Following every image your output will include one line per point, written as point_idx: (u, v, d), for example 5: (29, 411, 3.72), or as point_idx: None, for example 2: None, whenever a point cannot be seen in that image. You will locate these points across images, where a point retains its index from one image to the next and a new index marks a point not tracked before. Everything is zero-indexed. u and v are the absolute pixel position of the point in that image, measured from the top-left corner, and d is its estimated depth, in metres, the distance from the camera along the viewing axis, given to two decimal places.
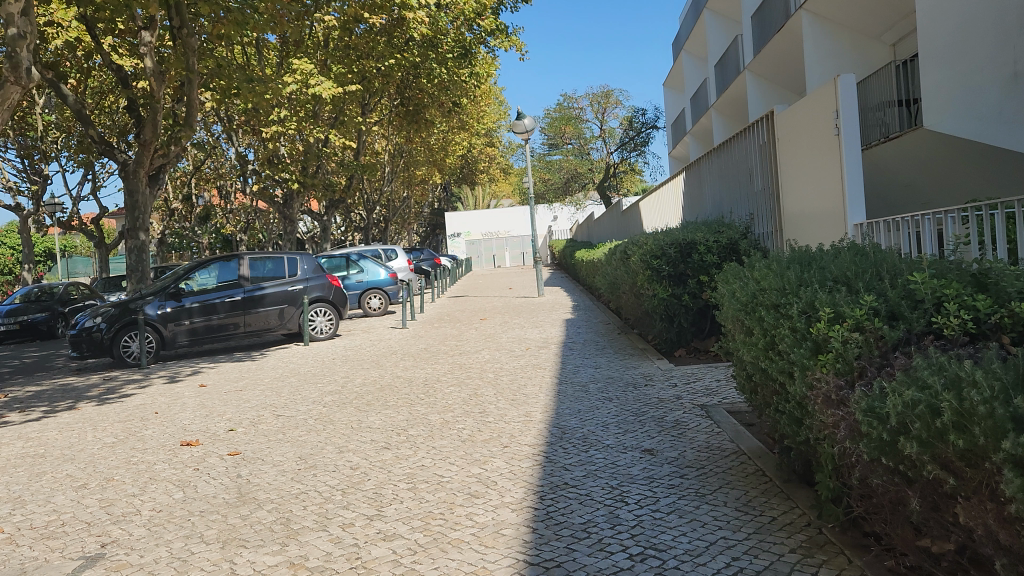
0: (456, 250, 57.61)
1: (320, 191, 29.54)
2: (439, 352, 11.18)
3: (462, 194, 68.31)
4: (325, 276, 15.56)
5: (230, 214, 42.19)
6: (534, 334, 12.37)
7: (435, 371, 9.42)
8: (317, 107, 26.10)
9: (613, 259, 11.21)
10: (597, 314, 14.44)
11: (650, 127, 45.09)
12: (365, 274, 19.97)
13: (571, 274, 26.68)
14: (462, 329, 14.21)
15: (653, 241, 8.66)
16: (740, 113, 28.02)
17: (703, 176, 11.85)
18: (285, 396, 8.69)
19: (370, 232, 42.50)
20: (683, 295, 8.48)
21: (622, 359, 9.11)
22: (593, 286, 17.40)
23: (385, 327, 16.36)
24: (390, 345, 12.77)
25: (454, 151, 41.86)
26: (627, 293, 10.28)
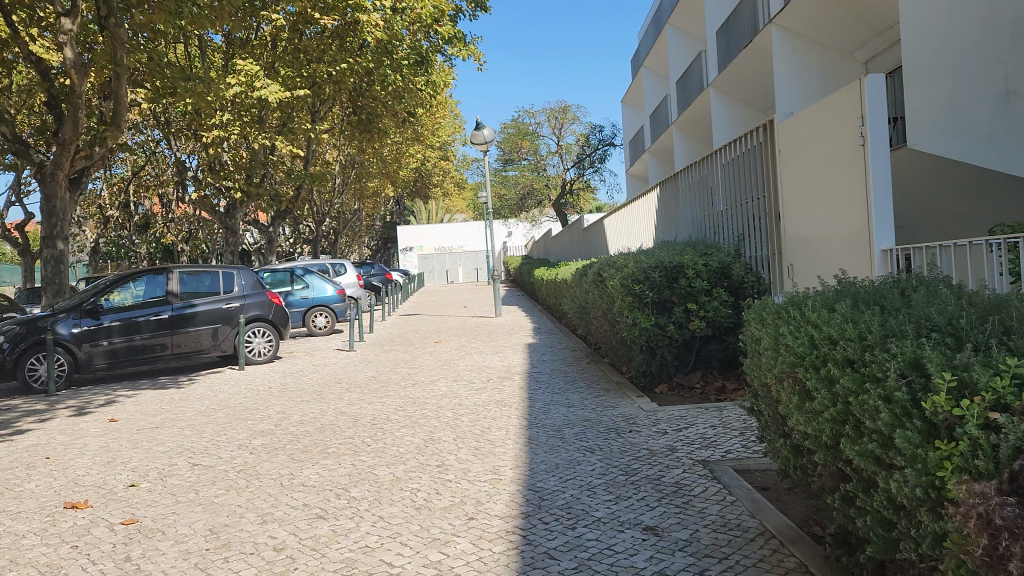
0: (409, 264, 56.26)
1: (266, 201, 28.00)
2: (389, 381, 10.00)
3: (415, 208, 67.06)
4: (265, 292, 14.13)
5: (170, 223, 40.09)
6: (494, 362, 11.27)
7: (384, 407, 8.25)
8: (264, 113, 24.66)
9: (583, 279, 10.20)
10: (561, 339, 13.43)
11: (607, 144, 44.70)
12: (310, 291, 18.64)
13: (528, 292, 25.71)
14: (415, 354, 13.04)
15: (634, 262, 7.68)
16: (701, 131, 27.56)
17: (681, 194, 11.00)
18: (206, 438, 7.40)
19: (318, 245, 40.87)
20: (668, 325, 7.50)
21: (597, 394, 8.09)
22: (555, 307, 16.38)
23: (331, 350, 15.06)
24: (335, 372, 11.53)
25: (407, 163, 40.65)
26: (599, 316, 9.28)
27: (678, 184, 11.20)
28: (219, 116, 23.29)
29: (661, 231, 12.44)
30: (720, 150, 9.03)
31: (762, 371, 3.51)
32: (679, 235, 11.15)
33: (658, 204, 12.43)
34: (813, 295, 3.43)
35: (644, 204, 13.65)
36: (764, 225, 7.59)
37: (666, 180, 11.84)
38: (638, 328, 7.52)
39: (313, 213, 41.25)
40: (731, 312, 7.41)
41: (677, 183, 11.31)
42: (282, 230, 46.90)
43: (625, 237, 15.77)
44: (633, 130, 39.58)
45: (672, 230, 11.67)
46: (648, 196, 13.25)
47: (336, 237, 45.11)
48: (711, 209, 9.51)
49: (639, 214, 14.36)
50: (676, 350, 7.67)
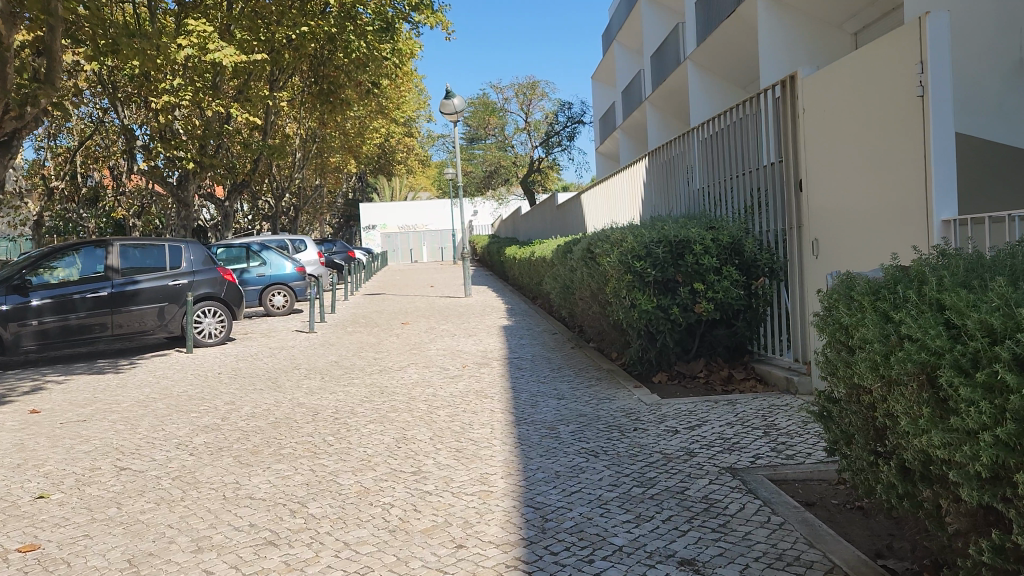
0: (371, 243, 54.83)
1: (222, 173, 26.52)
2: (353, 367, 9.01)
3: (379, 184, 65.47)
4: (216, 268, 12.82)
5: (120, 196, 38.15)
6: (468, 345, 10.36)
7: (349, 397, 7.29)
8: (218, 78, 23.14)
9: (569, 255, 9.34)
10: (538, 321, 12.56)
11: (576, 122, 43.86)
12: (267, 268, 17.47)
13: (497, 272, 24.80)
14: (380, 336, 12.05)
15: (633, 237, 6.85)
16: (675, 107, 26.86)
17: (674, 165, 10.21)
18: (139, 436, 6.36)
19: (277, 221, 39.28)
20: (671, 307, 6.68)
21: (588, 383, 7.25)
22: (530, 287, 15.50)
23: (288, 331, 13.98)
24: (293, 356, 10.50)
25: (371, 138, 39.21)
26: (588, 296, 8.43)
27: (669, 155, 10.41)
28: (170, 79, 21.78)
29: (649, 206, 11.68)
30: (721, 115, 8.23)
31: (857, 372, 2.69)
32: (671, 211, 10.39)
33: (647, 178, 11.65)
34: (924, 268, 2.60)
35: (630, 176, 12.86)
36: (777, 196, 6.80)
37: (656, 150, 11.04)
38: (638, 311, 6.71)
39: (272, 188, 39.65)
40: (742, 293, 6.62)
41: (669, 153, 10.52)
42: (239, 205, 45.11)
43: (607, 213, 14.98)
44: (603, 107, 38.77)
45: (663, 204, 10.91)
46: (634, 168, 12.46)
47: (296, 214, 43.52)
48: (709, 180, 8.71)
49: (623, 189, 13.57)
50: (677, 335, 6.88)
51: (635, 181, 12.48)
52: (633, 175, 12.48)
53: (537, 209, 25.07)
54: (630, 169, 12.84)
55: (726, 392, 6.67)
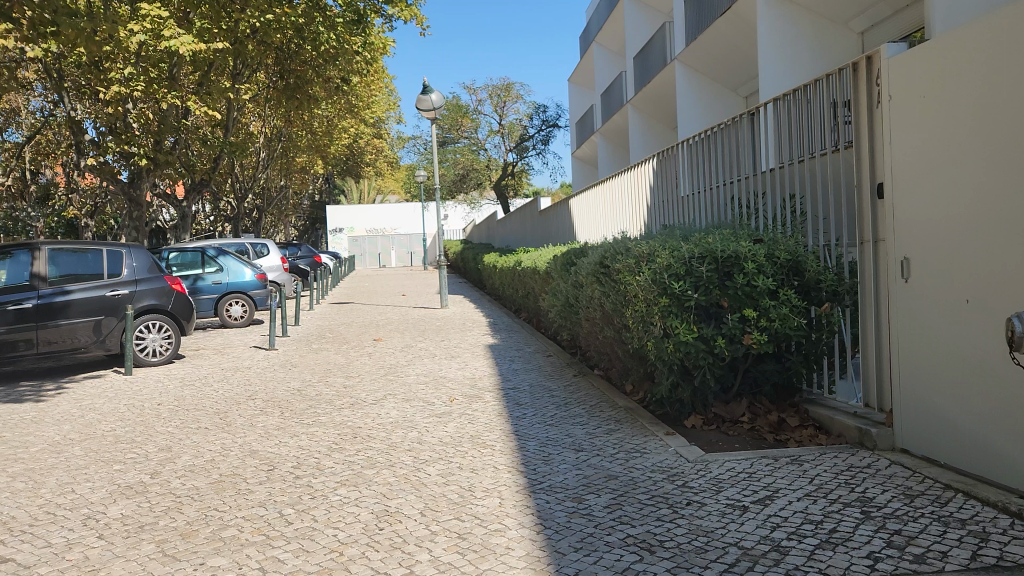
0: (338, 247, 53.10)
1: (178, 171, 24.72)
2: (320, 399, 7.60)
3: (346, 186, 63.69)
4: (163, 277, 11.06)
5: (71, 195, 35.91)
6: (454, 370, 9.00)
7: (314, 445, 5.90)
8: (176, 69, 21.43)
9: (573, 269, 8.09)
10: (528, 339, 11.26)
11: (551, 126, 42.74)
12: (225, 275, 15.89)
13: (474, 280, 23.50)
14: (351, 356, 10.63)
15: (668, 251, 5.63)
16: (658, 110, 25.87)
17: (720, 157, 9.10)
18: (38, 501, 4.87)
19: (240, 223, 37.40)
20: (716, 338, 5.44)
21: (607, 428, 5.98)
22: (516, 299, 14.20)
23: (245, 347, 12.47)
24: (251, 381, 9.05)
25: (340, 137, 37.57)
26: (601, 319, 7.18)
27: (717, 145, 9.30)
28: (122, 68, 20.00)
29: (683, 207, 10.56)
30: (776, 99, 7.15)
31: None
32: (716, 213, 9.26)
33: (683, 174, 10.56)
34: None
35: (653, 172, 11.73)
36: (845, 204, 5.61)
37: (699, 140, 9.94)
38: (673, 342, 5.48)
39: (233, 189, 37.75)
40: (803, 321, 5.38)
41: (715, 144, 9.44)
42: (200, 205, 43.01)
43: (611, 214, 13.79)
44: (580, 111, 37.70)
45: (703, 205, 9.81)
46: (662, 161, 11.35)
47: (260, 216, 41.60)
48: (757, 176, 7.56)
49: (638, 187, 12.44)
50: (718, 372, 5.67)
51: (662, 177, 11.36)
52: (662, 170, 11.39)
53: (516, 213, 23.78)
54: (653, 164, 11.74)
55: (781, 443, 5.48)
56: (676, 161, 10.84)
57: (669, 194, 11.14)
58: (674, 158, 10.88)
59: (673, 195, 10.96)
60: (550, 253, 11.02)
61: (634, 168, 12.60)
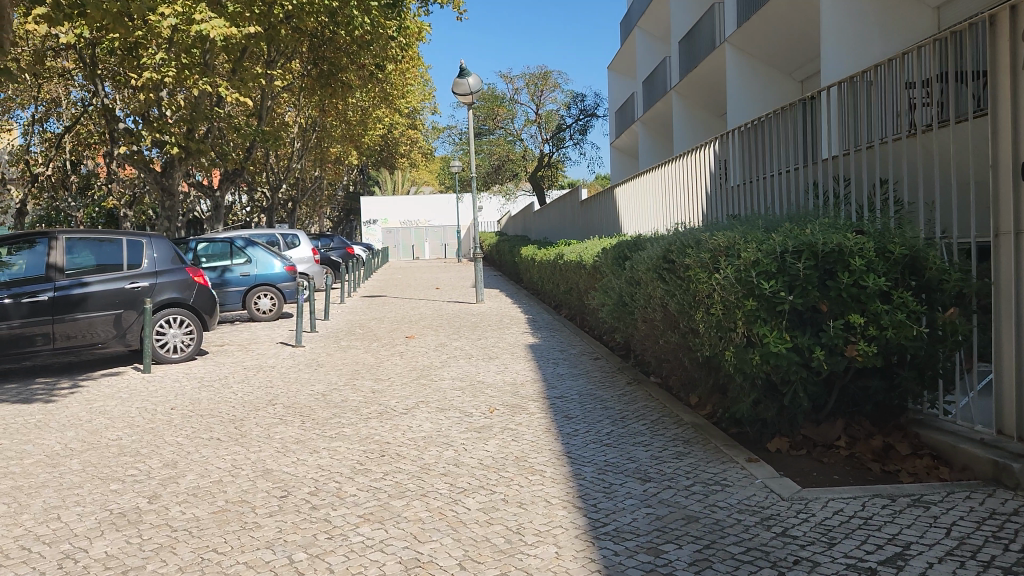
0: (372, 238, 52.75)
1: (211, 160, 24.27)
2: (346, 407, 6.82)
3: (381, 176, 63.29)
4: (184, 269, 10.41)
5: (107, 185, 35.84)
6: (494, 373, 8.17)
7: (336, 465, 5.11)
8: (208, 55, 20.91)
9: (628, 264, 7.22)
10: (572, 339, 10.39)
11: (589, 116, 41.72)
12: (253, 266, 15.29)
13: (510, 274, 22.71)
14: (381, 356, 9.87)
15: (755, 244, 4.75)
16: (704, 97, 24.82)
17: (791, 141, 8.28)
18: (14, 532, 4.15)
19: (274, 213, 37.07)
20: (814, 348, 4.53)
21: (675, 451, 5.10)
22: (556, 293, 13.38)
23: (271, 344, 11.81)
24: (274, 383, 8.34)
25: (374, 127, 36.97)
26: (664, 323, 6.34)
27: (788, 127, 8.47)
28: (154, 54, 19.51)
29: (747, 196, 9.74)
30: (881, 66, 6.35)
31: None
32: (789, 199, 8.34)
33: (744, 160, 9.74)
34: None
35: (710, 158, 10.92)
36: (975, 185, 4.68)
37: (764, 120, 9.10)
38: (761, 351, 4.60)
39: (267, 179, 37.39)
40: (923, 330, 4.44)
41: (783, 125, 8.61)
42: (234, 195, 42.79)
43: (660, 200, 13.03)
44: (620, 99, 36.62)
45: (771, 195, 8.97)
46: (720, 147, 10.55)
47: (294, 207, 41.23)
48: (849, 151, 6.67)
49: (692, 174, 11.65)
50: (814, 390, 4.77)
51: (721, 164, 10.54)
52: (719, 157, 10.60)
53: (554, 203, 22.84)
54: (710, 150, 10.94)
55: (891, 475, 4.59)
56: (736, 148, 10.01)
57: (727, 181, 10.34)
58: (733, 143, 10.07)
59: (733, 182, 10.16)
60: (596, 247, 10.17)
61: (687, 153, 11.81)
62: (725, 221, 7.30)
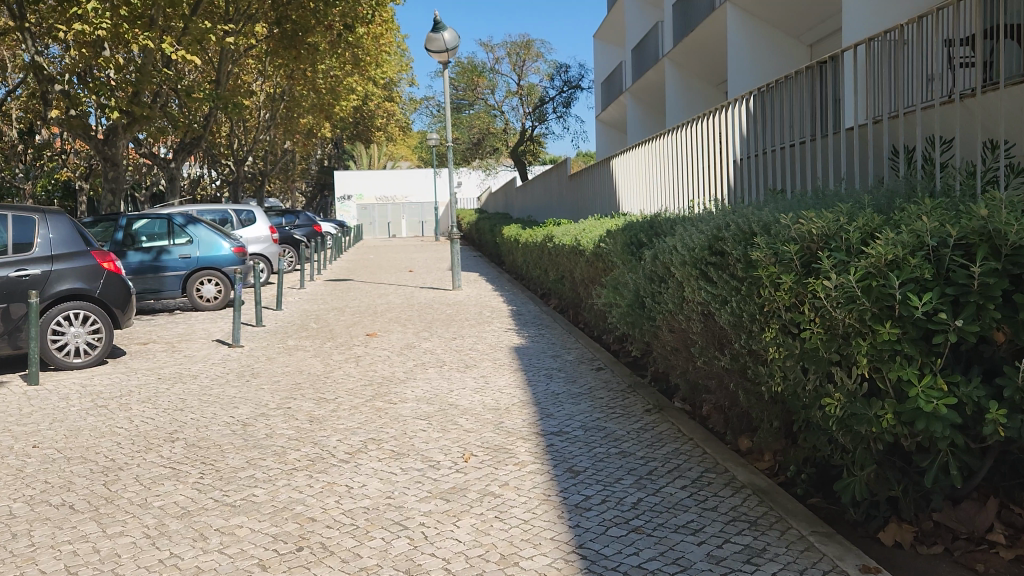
0: (346, 214, 50.57)
1: (162, 129, 22.07)
2: (267, 449, 5.00)
3: (356, 150, 60.81)
4: (90, 253, 8.43)
5: (57, 155, 33.31)
6: (471, 392, 6.38)
7: (223, 573, 3.29)
8: (155, 8, 18.65)
9: (649, 253, 5.47)
10: (564, 341, 8.61)
11: (575, 89, 39.68)
12: (195, 247, 13.34)
13: (490, 255, 20.88)
14: (333, 362, 8.02)
15: (885, 233, 3.01)
16: (701, 65, 23.06)
17: (814, 108, 7.12)
18: None
19: (240, 188, 34.79)
20: (994, 407, 2.74)
21: (743, 549, 3.34)
22: (546, 279, 11.67)
23: (205, 341, 9.91)
24: (187, 402, 6.49)
25: (347, 97, 34.61)
26: (708, 336, 4.60)
27: (808, 93, 7.34)
28: (89, 5, 17.22)
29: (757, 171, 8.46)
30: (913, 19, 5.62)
31: None
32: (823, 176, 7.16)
33: (749, 128, 8.46)
34: None
35: (709, 127, 9.54)
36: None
37: (776, 85, 7.89)
38: (901, 404, 2.87)
39: (231, 150, 35.01)
40: None
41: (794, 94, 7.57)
42: (199, 168, 40.39)
43: (655, 173, 11.59)
44: (607, 70, 34.62)
45: (792, 172, 7.68)
46: (720, 115, 9.21)
47: (262, 182, 38.89)
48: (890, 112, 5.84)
49: (691, 145, 10.24)
50: (972, 464, 3.01)
51: (721, 133, 9.18)
52: (718, 126, 9.24)
53: (538, 177, 20.99)
54: (709, 118, 9.58)
55: None
56: (738, 117, 8.75)
57: (728, 155, 9.00)
58: (734, 110, 8.78)
59: (735, 154, 8.86)
60: (596, 229, 8.44)
61: (683, 122, 10.41)
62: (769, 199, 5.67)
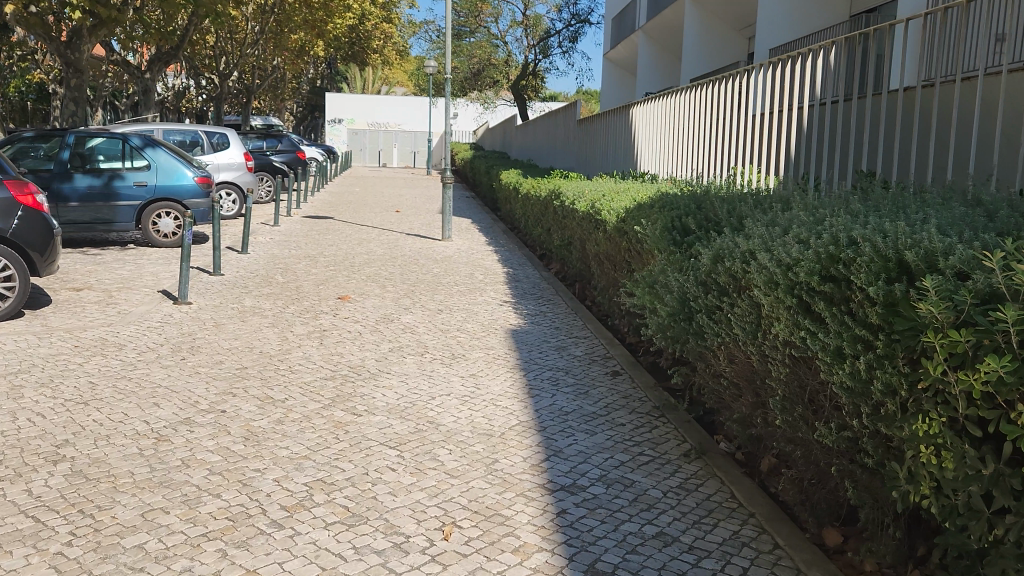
0: (336, 139, 48.44)
1: (133, 35, 20.01)
2: (176, 490, 3.67)
3: (350, 71, 58.01)
4: (5, 185, 6.95)
5: (28, 56, 30.87)
6: (457, 403, 5.05)
7: None
8: None
9: (709, 252, 4.08)
10: (571, 325, 7.27)
11: (583, 23, 37.40)
12: (155, 175, 11.74)
13: (485, 198, 19.36)
14: (293, 338, 6.64)
15: None
16: (725, 6, 21.12)
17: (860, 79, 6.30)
18: None
19: (224, 105, 32.67)
20: None
21: None
22: (549, 241, 10.27)
23: (149, 291, 8.47)
24: (100, 389, 5.13)
25: (342, 14, 32.21)
26: (792, 387, 3.31)
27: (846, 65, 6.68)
28: None
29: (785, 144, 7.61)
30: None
31: None
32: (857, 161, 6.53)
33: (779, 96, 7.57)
34: None
35: (729, 90, 8.62)
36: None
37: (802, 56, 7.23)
38: None
39: (215, 63, 32.70)
40: None
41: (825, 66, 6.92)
42: (181, 80, 38.07)
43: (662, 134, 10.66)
44: (620, 5, 32.36)
45: (828, 153, 6.90)
46: (740, 79, 8.39)
47: (248, 100, 36.60)
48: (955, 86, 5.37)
49: (697, 114, 9.53)
50: None
51: (741, 99, 8.35)
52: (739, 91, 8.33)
53: (543, 117, 19.29)
54: (729, 79, 8.66)
55: None
56: (758, 85, 8.02)
57: (742, 127, 8.32)
58: (759, 75, 7.88)
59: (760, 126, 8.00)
60: (618, 195, 7.02)
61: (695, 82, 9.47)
62: (858, 194, 4.41)
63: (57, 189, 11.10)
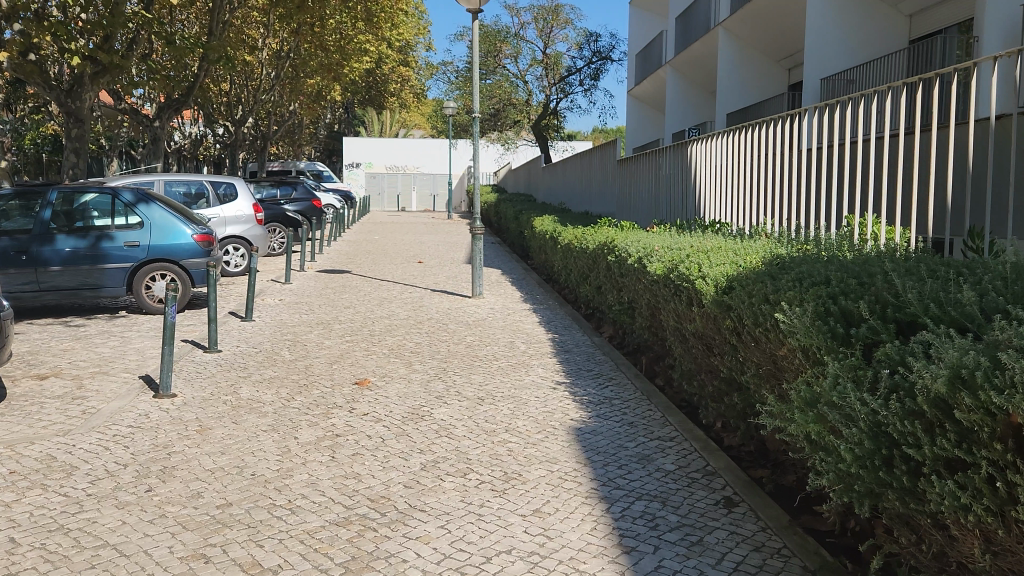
0: (354, 183, 47.64)
1: (140, 82, 18.95)
2: None
3: (367, 115, 57.53)
4: None
5: (40, 107, 30.19)
6: (520, 570, 3.54)
7: None
8: None
9: (932, 364, 2.57)
10: (647, 419, 5.75)
11: (605, 61, 36.47)
12: (148, 234, 10.47)
13: (514, 245, 18.02)
14: (295, 449, 5.18)
15: None
16: (763, 35, 19.86)
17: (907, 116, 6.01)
18: None
19: (238, 152, 31.74)
20: None
21: None
22: (600, 300, 8.81)
23: (129, 378, 7.08)
24: (22, 554, 3.69)
25: (358, 58, 31.39)
26: None
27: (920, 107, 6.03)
28: None
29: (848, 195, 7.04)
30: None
31: None
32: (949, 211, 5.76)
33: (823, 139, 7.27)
34: None
35: (768, 136, 8.27)
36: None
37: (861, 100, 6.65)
38: None
39: (230, 110, 31.87)
40: None
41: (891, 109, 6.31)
42: (197, 128, 37.43)
43: (698, 183, 10.19)
44: (644, 41, 31.33)
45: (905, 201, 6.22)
46: (791, 123, 7.83)
47: (265, 146, 35.74)
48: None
49: (740, 159, 8.96)
50: None
51: (793, 145, 7.79)
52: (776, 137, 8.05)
53: (574, 156, 18.00)
54: (775, 125, 8.12)
55: None
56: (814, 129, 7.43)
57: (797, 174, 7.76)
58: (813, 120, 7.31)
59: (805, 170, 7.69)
60: (706, 254, 5.52)
61: (723, 129, 9.23)
62: None
63: (37, 251, 9.92)
